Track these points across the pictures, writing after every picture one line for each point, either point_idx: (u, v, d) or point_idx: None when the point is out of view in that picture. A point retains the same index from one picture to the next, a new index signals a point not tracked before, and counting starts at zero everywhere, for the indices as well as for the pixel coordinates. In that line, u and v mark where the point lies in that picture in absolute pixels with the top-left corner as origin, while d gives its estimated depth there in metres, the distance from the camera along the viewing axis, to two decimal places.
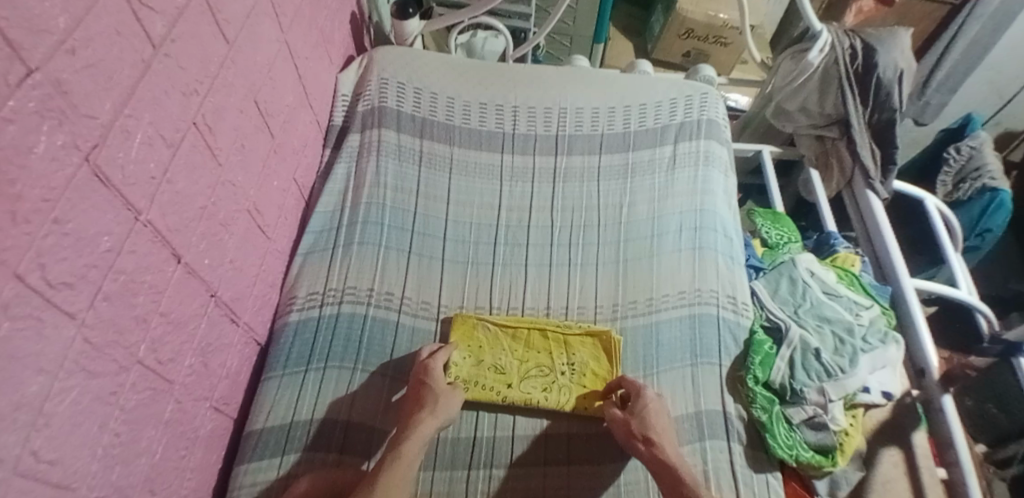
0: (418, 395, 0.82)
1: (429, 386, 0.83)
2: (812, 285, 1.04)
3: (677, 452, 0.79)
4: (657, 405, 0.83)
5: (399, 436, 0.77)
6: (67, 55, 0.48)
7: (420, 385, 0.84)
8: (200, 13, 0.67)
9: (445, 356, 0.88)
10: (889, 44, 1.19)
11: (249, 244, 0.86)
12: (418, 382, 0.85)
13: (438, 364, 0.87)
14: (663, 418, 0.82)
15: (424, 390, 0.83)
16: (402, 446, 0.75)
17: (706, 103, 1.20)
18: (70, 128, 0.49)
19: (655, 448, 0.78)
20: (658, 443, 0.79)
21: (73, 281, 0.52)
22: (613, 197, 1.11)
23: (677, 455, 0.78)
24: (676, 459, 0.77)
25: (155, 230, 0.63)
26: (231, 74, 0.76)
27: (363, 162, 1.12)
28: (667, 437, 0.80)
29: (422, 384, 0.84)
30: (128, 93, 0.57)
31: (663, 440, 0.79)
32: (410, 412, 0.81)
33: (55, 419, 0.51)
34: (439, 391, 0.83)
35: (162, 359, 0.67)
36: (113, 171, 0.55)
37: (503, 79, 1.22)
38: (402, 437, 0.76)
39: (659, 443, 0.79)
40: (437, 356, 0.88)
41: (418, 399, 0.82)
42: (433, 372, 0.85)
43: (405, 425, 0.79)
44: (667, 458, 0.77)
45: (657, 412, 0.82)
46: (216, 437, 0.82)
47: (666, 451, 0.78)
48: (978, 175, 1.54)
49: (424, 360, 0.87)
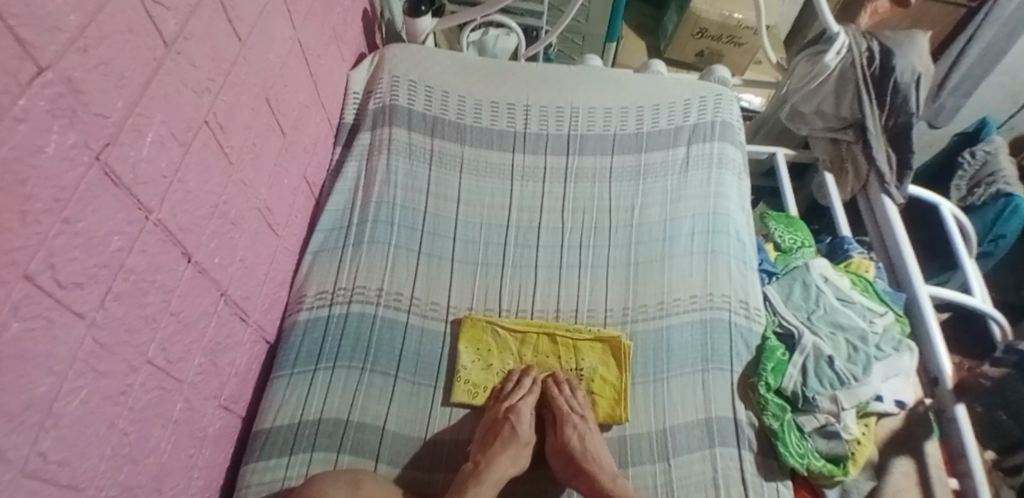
0: (501, 432, 0.84)
1: (511, 424, 0.85)
2: (826, 291, 1.02)
3: (613, 476, 0.81)
4: (579, 432, 0.85)
5: (476, 466, 0.80)
6: (79, 53, 0.48)
7: (502, 422, 0.85)
8: (212, 11, 0.67)
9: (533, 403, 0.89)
10: (907, 47, 1.18)
11: (260, 243, 0.86)
12: (501, 418, 0.86)
13: (525, 408, 0.88)
14: (593, 442, 0.84)
15: (505, 427, 0.85)
16: (484, 475, 0.78)
17: (720, 104, 1.18)
18: (81, 127, 0.49)
19: (589, 478, 0.80)
20: (591, 471, 0.81)
21: (84, 281, 0.51)
22: (625, 199, 1.10)
23: (614, 480, 0.80)
24: (613, 485, 0.79)
25: (165, 230, 0.62)
26: (244, 72, 0.76)
27: (373, 160, 1.12)
28: (601, 462, 0.82)
29: (505, 420, 0.86)
30: (141, 91, 0.56)
31: (594, 465, 0.82)
32: (490, 445, 0.82)
33: (64, 419, 0.51)
34: (522, 433, 0.85)
35: (172, 358, 0.66)
36: (124, 170, 0.55)
37: (515, 78, 1.21)
38: (482, 466, 0.79)
39: (592, 470, 0.81)
40: (527, 400, 0.89)
41: (496, 433, 0.84)
42: (520, 414, 0.86)
43: (483, 457, 0.81)
44: (607, 485, 0.79)
45: (583, 440, 0.84)
46: (225, 435, 0.82)
47: (602, 480, 0.80)
48: (993, 180, 1.51)
49: (513, 402, 0.88)
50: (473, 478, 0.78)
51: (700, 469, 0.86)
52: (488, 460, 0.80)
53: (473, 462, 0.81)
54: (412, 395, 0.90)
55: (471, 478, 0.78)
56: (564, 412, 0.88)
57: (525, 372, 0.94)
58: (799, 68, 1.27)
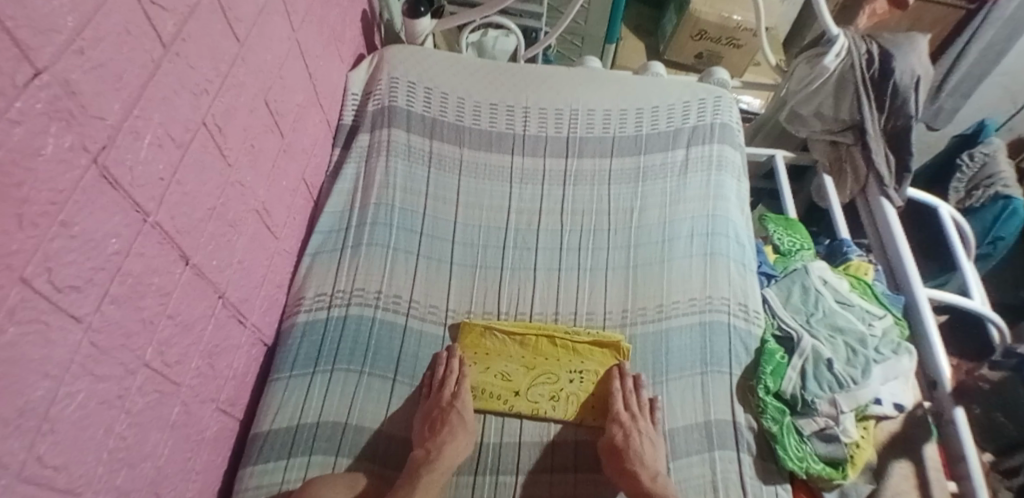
0: (449, 419, 0.83)
1: (458, 411, 0.84)
2: (825, 294, 1.02)
3: (654, 475, 0.80)
4: (625, 427, 0.84)
5: (428, 454, 0.79)
6: (75, 55, 0.47)
7: (448, 410, 0.84)
8: (210, 12, 0.66)
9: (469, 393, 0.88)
10: (906, 49, 1.18)
11: (258, 244, 0.86)
12: (446, 407, 0.85)
13: (465, 393, 0.87)
14: (642, 444, 0.83)
15: (453, 414, 0.84)
16: (436, 463, 0.77)
17: (720, 106, 1.18)
18: (78, 129, 0.48)
19: (631, 478, 0.79)
20: (631, 469, 0.80)
21: (80, 285, 0.51)
22: (624, 201, 1.10)
23: (654, 480, 0.79)
24: (654, 485, 0.78)
25: (163, 232, 0.62)
26: (242, 73, 0.75)
27: (372, 162, 1.11)
28: (644, 460, 0.81)
29: (449, 408, 0.84)
30: (138, 93, 0.56)
31: (636, 464, 0.81)
32: (439, 433, 0.81)
33: (60, 423, 0.51)
34: (467, 421, 0.85)
35: (169, 361, 0.66)
36: (122, 172, 0.54)
37: (514, 80, 1.21)
38: (433, 453, 0.79)
39: (633, 470, 0.80)
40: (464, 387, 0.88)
41: (443, 422, 0.83)
42: (462, 401, 0.86)
43: (432, 444, 0.80)
44: (646, 483, 0.78)
45: (628, 437, 0.83)
46: (222, 438, 0.82)
47: (642, 477, 0.79)
48: (991, 183, 1.51)
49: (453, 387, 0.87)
50: (425, 467, 0.77)
51: (700, 472, 0.86)
52: (438, 448, 0.79)
53: (424, 449, 0.80)
54: (411, 400, 0.89)
55: (422, 466, 0.77)
56: (616, 408, 0.87)
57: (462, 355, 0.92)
58: (799, 70, 1.27)
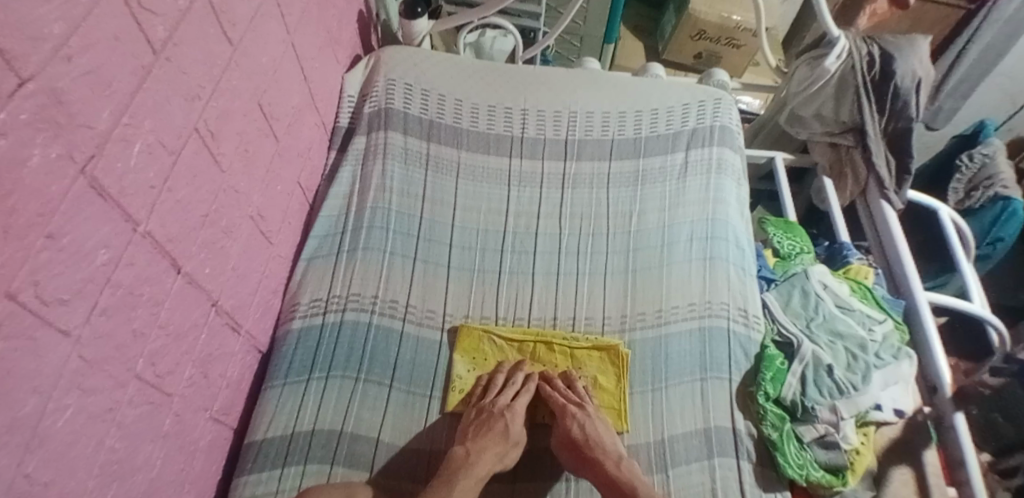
0: (494, 428, 0.83)
1: (505, 423, 0.84)
2: (825, 299, 1.01)
3: (618, 460, 0.82)
4: (580, 420, 0.85)
5: (467, 456, 0.80)
6: (63, 63, 0.46)
7: (498, 417, 0.84)
8: (203, 15, 0.65)
9: (526, 400, 0.88)
10: (907, 52, 1.17)
11: (252, 250, 0.84)
12: (495, 413, 0.85)
13: (519, 406, 0.87)
14: (594, 428, 0.84)
15: (500, 424, 0.84)
16: (474, 467, 0.78)
17: (719, 109, 1.17)
18: (66, 139, 0.47)
19: (596, 466, 0.81)
20: (597, 459, 0.81)
21: (69, 297, 0.50)
22: (623, 205, 1.09)
23: (619, 465, 0.81)
24: (619, 468, 0.81)
25: (154, 241, 0.60)
26: (236, 77, 0.74)
27: (368, 165, 1.10)
28: (605, 449, 0.83)
29: (499, 416, 0.84)
30: (127, 101, 0.54)
31: (598, 452, 0.82)
32: (481, 435, 0.82)
33: (49, 438, 0.50)
34: (514, 432, 0.84)
35: (161, 372, 0.65)
36: (111, 182, 0.53)
37: (512, 82, 1.20)
38: (472, 456, 0.79)
39: (598, 460, 0.81)
40: (521, 399, 0.88)
41: (489, 427, 0.83)
42: (515, 412, 0.86)
43: (473, 446, 0.81)
44: (611, 470, 0.80)
45: (584, 427, 0.84)
46: (216, 447, 0.81)
47: (606, 465, 0.81)
48: (991, 183, 1.51)
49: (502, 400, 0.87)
50: (461, 470, 0.78)
51: (700, 479, 0.85)
52: (478, 451, 0.80)
53: (464, 449, 0.81)
54: (407, 406, 0.88)
55: (459, 469, 0.78)
56: (563, 404, 0.88)
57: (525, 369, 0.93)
58: (799, 72, 1.26)
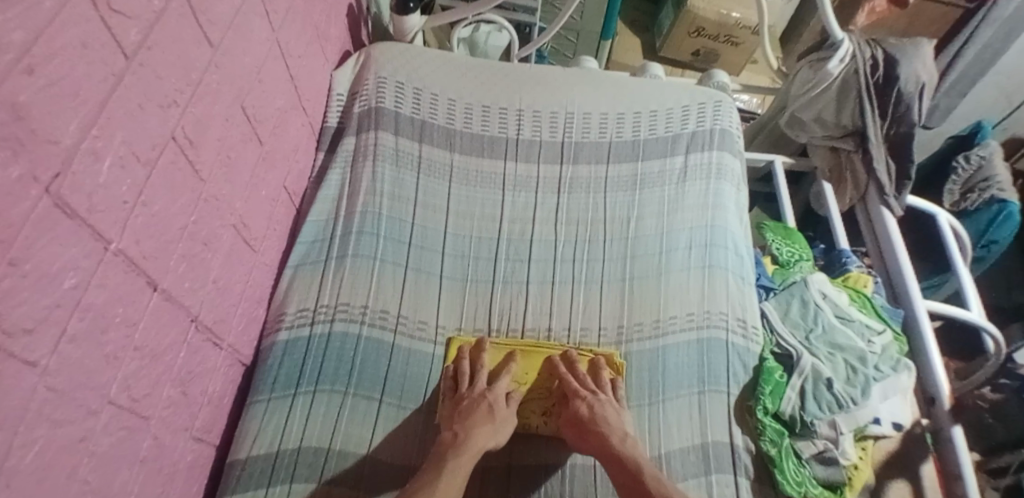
0: (480, 408, 0.82)
1: (489, 404, 0.83)
2: (824, 309, 1.00)
3: (623, 436, 0.81)
4: (590, 402, 0.84)
5: (456, 437, 0.79)
6: (25, 75, 0.42)
7: (481, 399, 0.84)
8: (180, 16, 0.61)
9: (507, 384, 0.88)
10: (911, 55, 1.15)
11: (235, 260, 0.81)
12: (476, 398, 0.84)
13: (501, 390, 0.87)
14: (604, 409, 0.84)
15: (484, 406, 0.83)
16: (464, 446, 0.77)
17: (720, 112, 1.14)
18: (28, 157, 0.43)
19: (599, 439, 0.81)
20: (603, 431, 0.81)
21: (34, 326, 0.46)
22: (621, 210, 1.06)
23: (623, 441, 0.81)
24: (623, 445, 0.80)
25: (127, 260, 0.57)
26: (216, 81, 0.70)
27: (358, 168, 1.06)
28: (610, 423, 0.82)
29: (481, 398, 0.84)
30: (96, 112, 0.50)
31: (603, 426, 0.82)
32: (468, 416, 0.81)
33: (18, 476, 0.46)
34: (500, 410, 0.84)
35: (137, 395, 0.61)
36: (79, 200, 0.49)
37: (508, 81, 1.16)
38: (461, 436, 0.79)
39: (602, 432, 0.81)
40: (500, 384, 0.88)
41: (474, 409, 0.82)
42: (496, 394, 0.86)
43: (461, 427, 0.80)
44: (616, 445, 0.80)
45: (593, 408, 0.84)
46: (198, 466, 0.77)
47: (611, 441, 0.80)
48: (987, 186, 1.48)
49: (481, 389, 0.86)
50: (453, 450, 0.77)
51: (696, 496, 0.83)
52: (467, 430, 0.79)
53: (452, 431, 0.80)
54: (398, 419, 0.86)
55: (451, 447, 0.78)
56: (574, 387, 0.87)
57: (503, 370, 0.90)
58: (801, 74, 1.24)
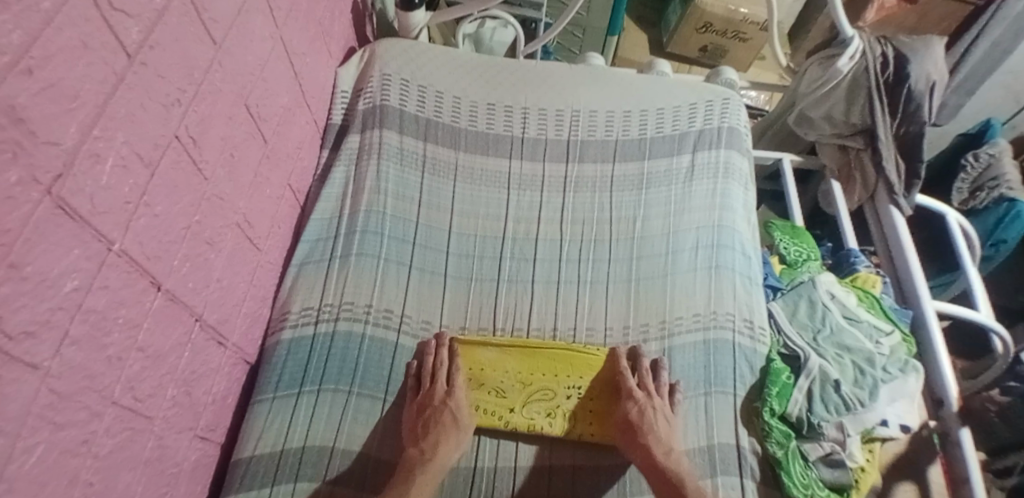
0: (442, 420, 0.81)
1: (451, 412, 0.82)
2: (832, 309, 0.98)
3: (668, 450, 0.80)
4: (641, 404, 0.83)
5: (422, 453, 0.78)
6: (22, 76, 0.41)
7: (442, 409, 0.82)
8: (181, 14, 0.60)
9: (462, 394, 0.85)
10: (923, 54, 1.14)
11: (238, 259, 0.80)
12: (438, 406, 0.82)
13: (457, 400, 0.84)
14: (655, 420, 0.82)
15: (445, 415, 0.81)
16: (431, 462, 0.77)
17: (728, 109, 1.13)
18: (28, 160, 0.42)
19: (644, 452, 0.79)
20: (646, 443, 0.80)
21: (36, 329, 0.46)
22: (627, 210, 1.05)
23: (668, 456, 0.79)
24: (667, 459, 0.78)
25: (130, 260, 0.56)
26: (219, 79, 0.69)
27: (362, 165, 1.05)
28: (657, 435, 0.81)
29: (441, 408, 0.82)
30: (98, 112, 0.50)
31: (649, 439, 0.80)
32: (432, 431, 0.80)
33: (20, 480, 0.46)
34: (463, 417, 0.83)
35: (140, 396, 0.61)
36: (80, 202, 0.49)
37: (514, 79, 1.15)
38: (428, 454, 0.78)
39: (646, 443, 0.80)
40: (455, 392, 0.84)
41: (438, 421, 0.81)
42: (457, 398, 0.84)
43: (426, 444, 0.79)
44: (660, 459, 0.78)
45: (643, 412, 0.82)
46: (202, 466, 0.77)
47: (655, 454, 0.78)
48: (996, 184, 1.45)
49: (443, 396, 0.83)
50: (419, 466, 0.77)
51: None
52: (433, 447, 0.78)
53: (418, 448, 0.79)
54: (402, 421, 0.85)
55: (416, 467, 0.76)
56: (630, 384, 0.86)
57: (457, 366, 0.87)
58: (810, 72, 1.23)
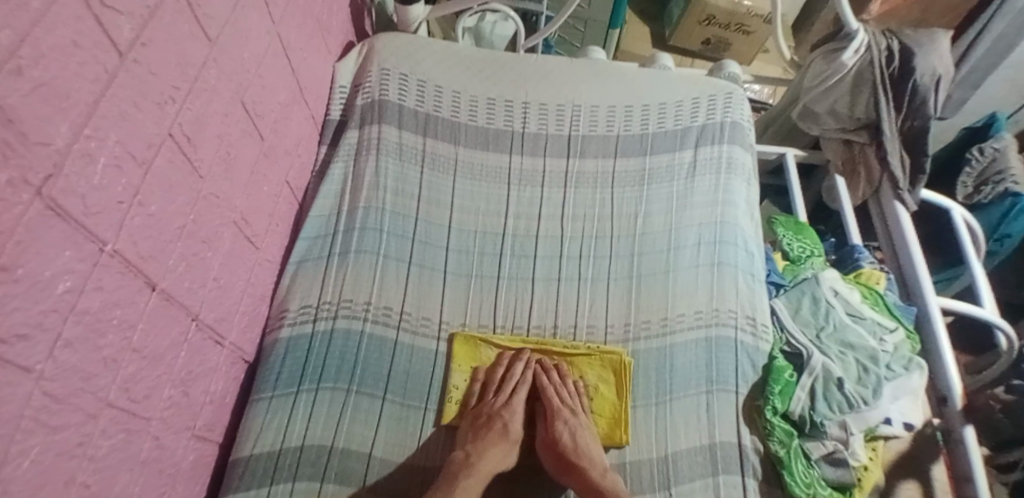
0: (494, 428, 0.84)
1: (503, 422, 0.85)
2: (836, 306, 0.97)
3: (603, 471, 0.81)
4: (569, 427, 0.85)
5: (468, 457, 0.79)
6: (11, 76, 0.40)
7: (496, 418, 0.85)
8: (174, 10, 0.59)
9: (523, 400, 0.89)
10: (928, 47, 1.12)
11: (236, 258, 0.80)
12: (494, 414, 0.86)
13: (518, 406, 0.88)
14: (586, 438, 0.84)
15: (498, 424, 0.85)
16: (476, 466, 0.78)
17: (730, 104, 1.12)
18: (18, 161, 0.42)
19: (580, 474, 0.80)
20: (582, 466, 0.81)
21: (29, 332, 0.45)
22: (628, 206, 1.04)
23: (603, 477, 0.80)
24: (603, 480, 0.80)
25: (124, 260, 0.56)
26: (214, 76, 0.68)
27: (361, 162, 1.05)
28: (591, 457, 0.82)
29: (497, 416, 0.85)
30: (89, 112, 0.49)
31: (585, 460, 0.81)
32: (484, 436, 0.82)
33: (15, 483, 0.45)
34: (514, 430, 0.86)
35: (137, 397, 0.60)
36: (72, 202, 0.48)
37: (514, 73, 1.14)
38: (473, 457, 0.79)
39: (582, 466, 0.81)
40: (518, 397, 0.89)
41: (489, 428, 0.84)
42: (514, 410, 0.87)
43: (474, 447, 0.80)
44: (595, 479, 0.80)
45: (573, 434, 0.84)
46: (201, 465, 0.77)
47: (589, 472, 0.80)
48: (1001, 178, 1.43)
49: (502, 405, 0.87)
50: (464, 470, 0.77)
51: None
52: (479, 451, 0.80)
53: (465, 451, 0.80)
54: (401, 419, 0.85)
55: (461, 470, 0.77)
56: (555, 405, 0.88)
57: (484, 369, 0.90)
58: (814, 66, 1.21)
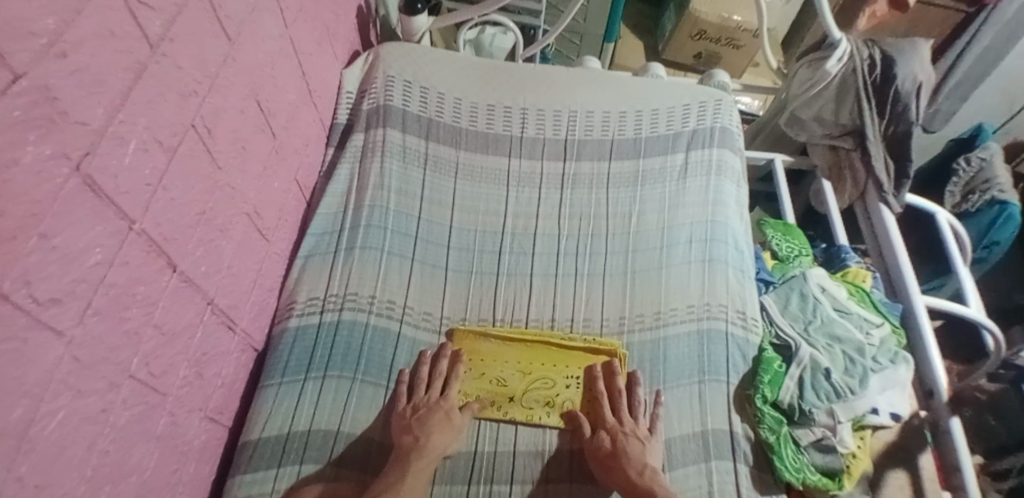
0: (434, 416, 0.83)
1: (444, 411, 0.85)
2: (823, 301, 1.01)
3: (642, 468, 0.79)
4: (613, 433, 0.84)
5: (416, 441, 0.80)
6: (55, 59, 0.45)
7: (435, 409, 0.84)
8: (198, 10, 0.64)
9: (455, 394, 0.88)
10: (908, 54, 1.17)
11: (248, 247, 0.83)
12: (432, 406, 0.85)
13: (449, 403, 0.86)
14: (626, 443, 0.83)
15: (439, 413, 0.84)
16: (424, 449, 0.79)
17: (720, 110, 1.17)
18: (59, 136, 0.46)
19: (621, 474, 0.79)
20: (622, 465, 0.80)
21: (62, 297, 0.49)
22: (623, 205, 1.09)
23: (641, 474, 0.78)
24: (642, 480, 0.78)
25: (149, 239, 0.59)
26: (232, 73, 0.73)
27: (366, 163, 1.09)
28: (630, 457, 0.81)
29: (436, 408, 0.85)
30: (121, 98, 0.53)
31: (624, 459, 0.81)
32: (426, 422, 0.82)
33: (42, 441, 0.48)
34: (457, 416, 0.85)
35: (155, 371, 0.64)
36: (104, 179, 0.52)
37: (512, 80, 1.19)
38: (422, 440, 0.80)
39: (622, 464, 0.80)
40: (449, 395, 0.87)
41: (431, 415, 0.83)
42: (450, 400, 0.87)
43: (420, 431, 0.81)
44: (635, 479, 0.78)
45: (614, 438, 0.83)
46: (210, 447, 0.80)
47: (630, 473, 0.79)
48: (988, 187, 1.48)
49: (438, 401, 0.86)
50: (414, 452, 0.79)
51: (696, 483, 0.84)
52: (427, 434, 0.81)
53: (412, 435, 0.81)
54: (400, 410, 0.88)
55: (413, 451, 0.79)
56: (605, 415, 0.87)
57: (457, 356, 0.92)
58: (800, 73, 1.26)
